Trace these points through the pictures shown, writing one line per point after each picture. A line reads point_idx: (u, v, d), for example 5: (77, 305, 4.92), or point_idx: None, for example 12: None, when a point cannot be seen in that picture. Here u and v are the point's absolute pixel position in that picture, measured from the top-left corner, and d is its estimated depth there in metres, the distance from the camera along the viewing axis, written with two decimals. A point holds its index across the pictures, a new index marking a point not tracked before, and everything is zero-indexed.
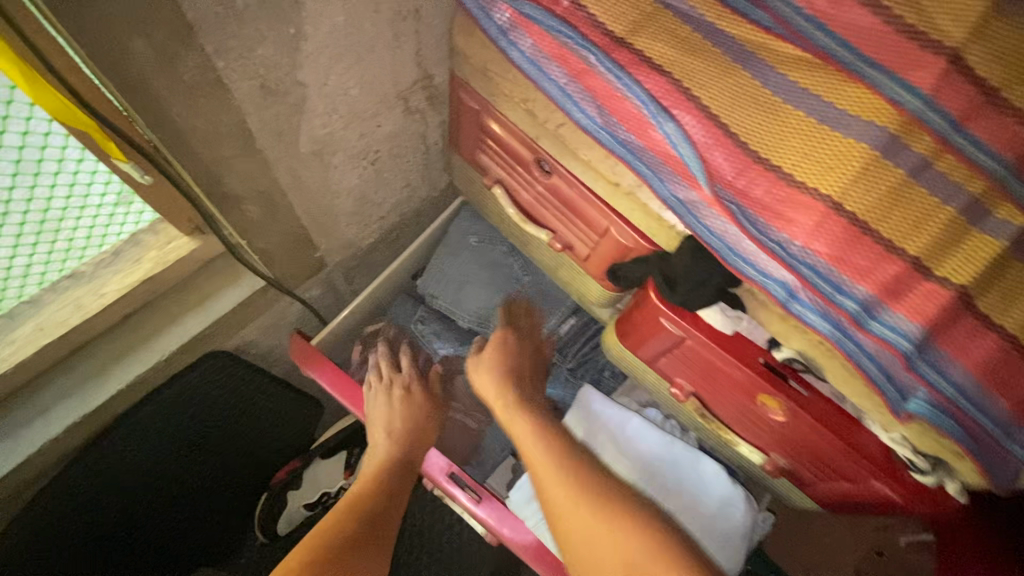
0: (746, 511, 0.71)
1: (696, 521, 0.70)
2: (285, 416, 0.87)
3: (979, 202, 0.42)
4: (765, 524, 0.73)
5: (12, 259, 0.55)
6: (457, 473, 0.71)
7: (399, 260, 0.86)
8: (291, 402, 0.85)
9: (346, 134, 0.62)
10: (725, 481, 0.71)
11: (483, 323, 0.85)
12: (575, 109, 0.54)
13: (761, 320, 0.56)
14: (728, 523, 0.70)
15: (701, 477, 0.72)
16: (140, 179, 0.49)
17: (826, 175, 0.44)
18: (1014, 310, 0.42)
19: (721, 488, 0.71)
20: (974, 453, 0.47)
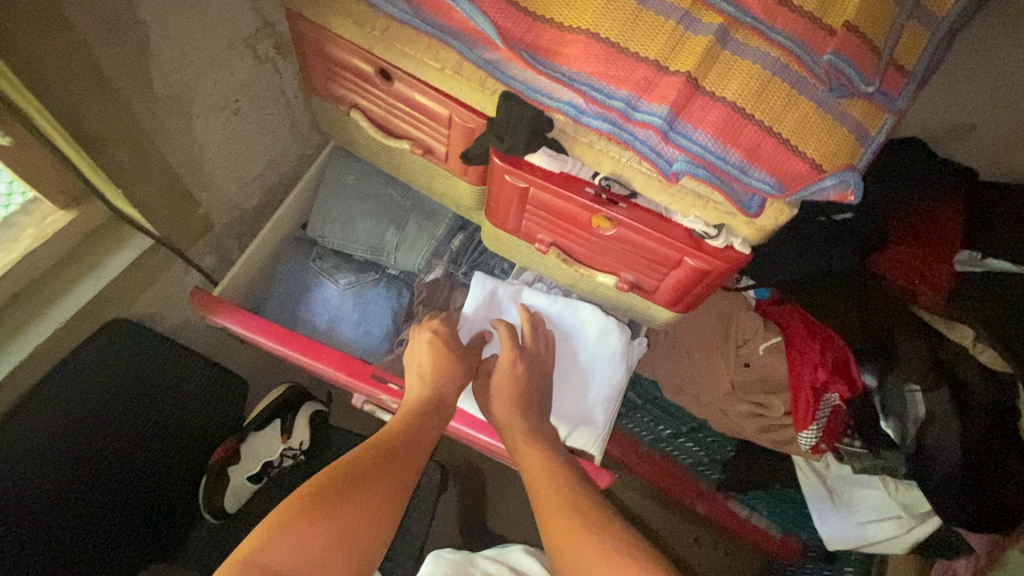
0: (622, 338, 0.87)
1: (579, 355, 0.87)
2: (214, 383, 0.99)
3: (689, 14, 0.58)
4: (641, 347, 0.90)
5: None
6: (378, 375, 0.85)
7: (288, 203, 0.95)
8: (211, 374, 0.98)
9: (201, 81, 0.74)
10: (600, 317, 0.87)
11: (377, 251, 0.95)
12: (390, 9, 0.64)
13: (578, 155, 0.68)
14: (606, 348, 0.87)
15: (581, 319, 0.87)
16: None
17: (585, 15, 0.59)
18: (728, 83, 0.57)
19: (598, 323, 0.87)
20: (729, 197, 0.59)
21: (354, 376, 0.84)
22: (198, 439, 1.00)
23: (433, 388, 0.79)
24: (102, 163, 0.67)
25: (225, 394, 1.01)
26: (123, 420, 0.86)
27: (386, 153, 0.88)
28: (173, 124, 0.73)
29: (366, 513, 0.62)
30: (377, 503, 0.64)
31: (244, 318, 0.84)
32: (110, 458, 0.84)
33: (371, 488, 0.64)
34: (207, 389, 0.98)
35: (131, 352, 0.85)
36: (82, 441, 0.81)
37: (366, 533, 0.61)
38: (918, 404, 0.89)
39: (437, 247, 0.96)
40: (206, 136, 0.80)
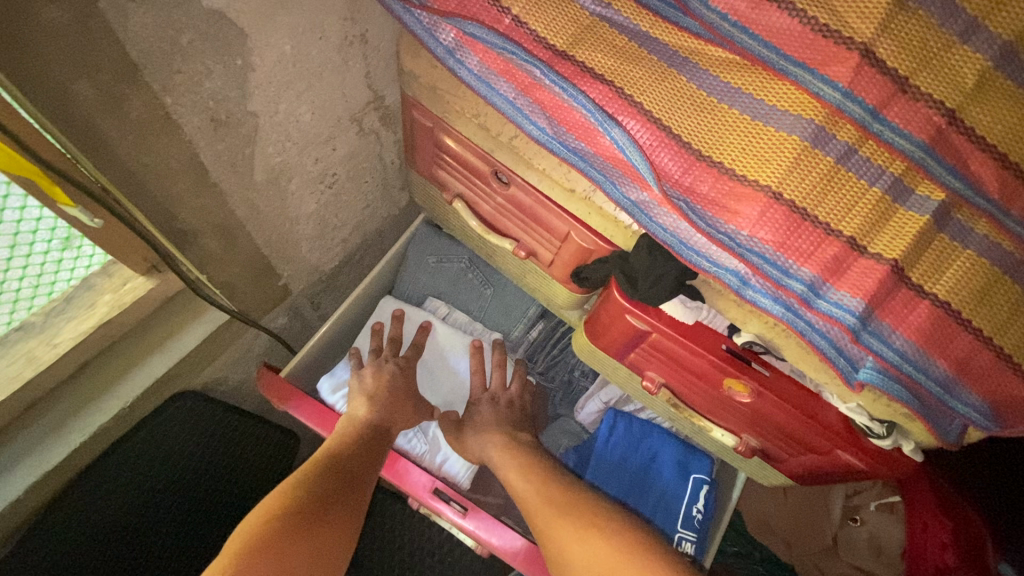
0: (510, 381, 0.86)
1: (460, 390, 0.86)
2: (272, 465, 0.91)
3: (900, 181, 0.46)
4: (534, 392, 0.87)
5: None
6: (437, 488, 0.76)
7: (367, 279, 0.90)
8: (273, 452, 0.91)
9: (302, 160, 0.67)
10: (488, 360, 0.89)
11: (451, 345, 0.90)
12: (526, 122, 0.55)
13: (719, 308, 0.57)
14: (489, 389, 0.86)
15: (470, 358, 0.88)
16: (91, 221, 0.50)
17: (764, 167, 0.48)
18: (943, 278, 0.45)
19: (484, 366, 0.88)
20: (920, 412, 0.49)
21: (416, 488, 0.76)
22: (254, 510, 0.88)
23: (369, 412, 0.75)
24: (192, 253, 0.61)
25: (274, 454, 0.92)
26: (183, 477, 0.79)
27: (481, 242, 0.81)
28: (268, 206, 0.67)
29: (323, 550, 0.57)
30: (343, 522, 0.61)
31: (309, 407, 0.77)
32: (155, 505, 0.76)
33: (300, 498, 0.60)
34: (257, 451, 0.89)
35: (212, 421, 0.82)
36: (148, 475, 0.75)
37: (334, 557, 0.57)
38: None
39: (516, 340, 0.91)
40: (299, 212, 0.74)
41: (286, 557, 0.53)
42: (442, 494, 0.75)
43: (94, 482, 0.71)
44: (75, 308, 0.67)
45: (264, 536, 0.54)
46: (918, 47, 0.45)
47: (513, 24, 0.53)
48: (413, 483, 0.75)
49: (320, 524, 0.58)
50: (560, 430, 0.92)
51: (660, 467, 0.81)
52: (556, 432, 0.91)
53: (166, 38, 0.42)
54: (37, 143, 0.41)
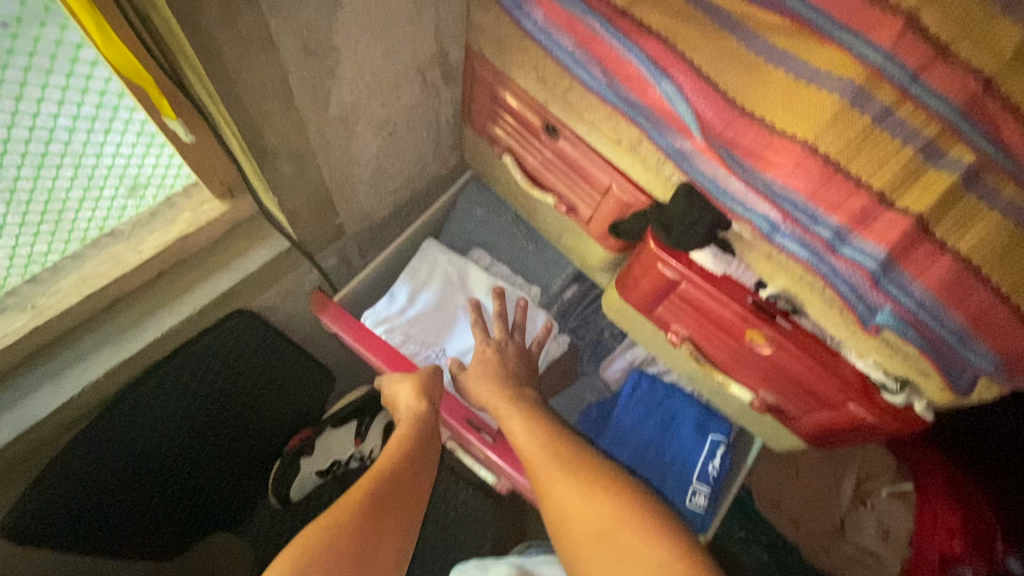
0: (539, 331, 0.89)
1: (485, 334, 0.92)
2: (301, 385, 1.02)
3: (932, 143, 0.49)
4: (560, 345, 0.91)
5: (65, 205, 0.69)
6: (473, 420, 0.84)
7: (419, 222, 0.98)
8: (307, 375, 1.02)
9: (370, 102, 0.74)
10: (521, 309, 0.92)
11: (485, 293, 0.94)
12: (582, 74, 0.60)
13: (749, 262, 0.61)
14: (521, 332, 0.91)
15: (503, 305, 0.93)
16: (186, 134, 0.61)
17: (804, 122, 0.51)
18: (967, 235, 0.48)
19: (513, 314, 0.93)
20: (936, 363, 0.51)
21: (455, 418, 0.84)
22: (278, 419, 1.03)
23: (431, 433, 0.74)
24: (268, 173, 0.68)
25: (312, 379, 1.03)
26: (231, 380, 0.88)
27: (525, 199, 0.85)
28: (337, 143, 0.73)
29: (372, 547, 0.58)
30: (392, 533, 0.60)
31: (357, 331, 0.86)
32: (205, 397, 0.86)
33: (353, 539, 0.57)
34: (295, 377, 1.00)
35: (271, 341, 0.90)
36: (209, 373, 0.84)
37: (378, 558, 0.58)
38: None
39: (551, 296, 0.94)
40: (361, 154, 0.80)
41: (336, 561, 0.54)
42: (478, 424, 0.83)
43: (170, 369, 0.79)
44: (159, 222, 0.76)
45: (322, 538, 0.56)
46: (962, 18, 0.47)
47: None
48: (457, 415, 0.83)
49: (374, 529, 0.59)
50: (585, 385, 1.02)
51: (678, 426, 0.86)
52: (581, 387, 1.02)
53: None
54: None
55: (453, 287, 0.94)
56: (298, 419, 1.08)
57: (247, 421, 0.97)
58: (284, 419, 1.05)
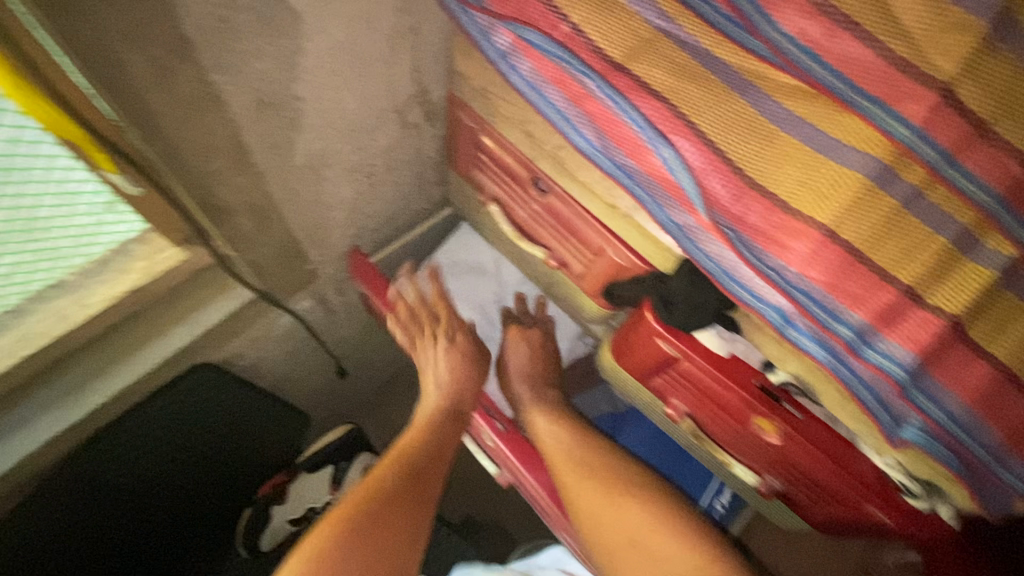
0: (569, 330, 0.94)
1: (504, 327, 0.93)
2: (277, 432, 0.97)
3: (969, 233, 0.43)
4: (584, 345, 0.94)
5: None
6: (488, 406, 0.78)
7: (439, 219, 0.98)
8: (282, 421, 0.97)
9: (342, 147, 0.67)
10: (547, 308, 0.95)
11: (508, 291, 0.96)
12: (574, 134, 0.54)
13: (756, 342, 0.54)
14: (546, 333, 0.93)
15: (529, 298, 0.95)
16: (131, 189, 0.50)
17: (821, 203, 0.45)
18: (1006, 340, 0.42)
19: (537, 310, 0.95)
20: (964, 478, 0.45)
21: (469, 398, 0.78)
22: (255, 465, 0.98)
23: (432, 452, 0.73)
24: (224, 229, 0.61)
25: (286, 423, 0.98)
26: (196, 434, 0.83)
27: (512, 246, 0.79)
28: (304, 192, 0.67)
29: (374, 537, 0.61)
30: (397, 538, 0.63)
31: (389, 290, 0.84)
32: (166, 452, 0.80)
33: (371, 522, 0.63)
34: (268, 423, 0.94)
35: (241, 390, 0.85)
36: (171, 428, 0.78)
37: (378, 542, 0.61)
38: None
39: None
40: (333, 199, 0.74)
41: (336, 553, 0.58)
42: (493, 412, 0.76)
43: (130, 425, 0.73)
44: (110, 273, 0.68)
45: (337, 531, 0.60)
46: (1003, 94, 0.42)
47: (570, 32, 0.51)
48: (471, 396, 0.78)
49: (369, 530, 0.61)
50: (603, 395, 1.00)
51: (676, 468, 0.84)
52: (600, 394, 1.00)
53: (220, 16, 0.43)
54: (86, 109, 0.42)
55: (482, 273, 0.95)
56: (274, 462, 1.02)
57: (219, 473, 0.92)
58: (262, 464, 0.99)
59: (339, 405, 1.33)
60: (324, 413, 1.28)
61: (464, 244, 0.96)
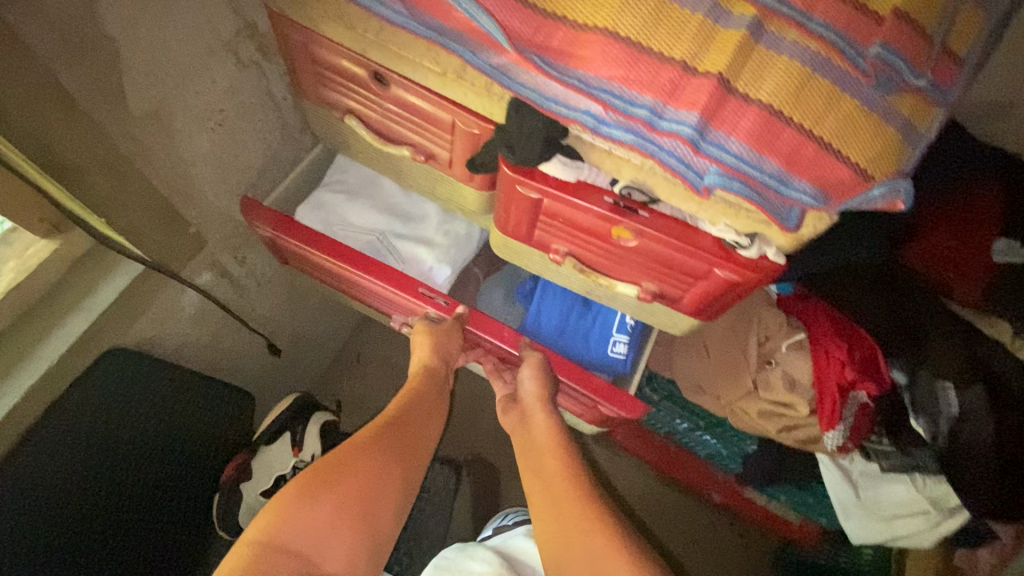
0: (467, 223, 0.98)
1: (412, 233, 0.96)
2: (221, 411, 0.99)
3: (718, 6, 0.52)
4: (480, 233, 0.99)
5: None
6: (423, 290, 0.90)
7: (307, 160, 0.98)
8: (223, 397, 0.99)
9: (182, 93, 0.68)
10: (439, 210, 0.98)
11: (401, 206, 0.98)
12: (385, 10, 0.57)
13: (595, 162, 0.62)
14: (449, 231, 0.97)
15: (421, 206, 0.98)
16: None
17: (601, 10, 0.52)
18: (763, 84, 0.52)
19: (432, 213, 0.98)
20: (765, 210, 0.54)
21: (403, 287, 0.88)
22: (144, 421, 0.86)
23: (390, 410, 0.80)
24: (80, 192, 0.61)
25: (110, 376, 0.77)
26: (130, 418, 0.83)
27: (384, 159, 0.83)
28: (156, 144, 0.68)
29: (341, 500, 0.67)
30: (363, 484, 0.69)
31: (297, 231, 0.86)
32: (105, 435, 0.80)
33: (361, 472, 0.70)
34: (84, 427, 0.76)
35: (163, 370, 0.86)
36: (103, 413, 0.78)
37: (363, 494, 0.69)
38: (952, 401, 0.85)
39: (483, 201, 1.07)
40: (192, 153, 0.74)
41: (304, 517, 0.64)
42: (427, 290, 0.89)
43: (61, 415, 0.73)
44: None
45: (307, 483, 0.67)
46: None
47: None
48: (399, 283, 0.85)
49: (341, 477, 0.68)
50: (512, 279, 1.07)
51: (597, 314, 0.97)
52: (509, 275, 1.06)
53: None
54: None
55: (392, 207, 0.97)
56: (223, 446, 1.02)
57: (141, 467, 0.86)
58: (190, 428, 0.94)
59: (283, 383, 1.34)
60: (270, 394, 1.30)
61: (342, 172, 0.98)
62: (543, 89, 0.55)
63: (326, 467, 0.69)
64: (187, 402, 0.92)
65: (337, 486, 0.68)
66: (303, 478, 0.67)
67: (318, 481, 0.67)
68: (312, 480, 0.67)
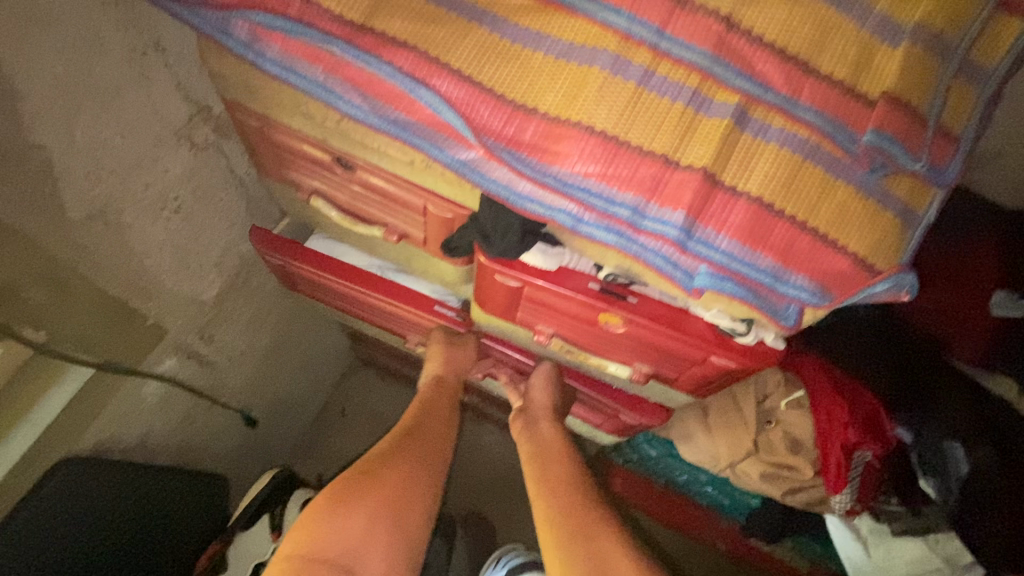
0: None
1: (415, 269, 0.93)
2: (184, 500, 0.94)
3: (699, 93, 0.49)
4: None
5: None
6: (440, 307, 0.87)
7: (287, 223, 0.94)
8: (185, 484, 0.94)
9: (130, 189, 0.63)
10: None
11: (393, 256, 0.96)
12: (343, 103, 0.53)
13: (577, 249, 0.58)
14: None
15: None
16: None
17: (574, 102, 0.49)
18: (751, 175, 0.48)
19: None
20: (760, 305, 0.51)
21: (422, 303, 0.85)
22: (100, 538, 0.78)
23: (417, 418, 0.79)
24: (14, 310, 0.55)
25: (47, 506, 0.69)
26: (92, 530, 0.76)
27: (355, 234, 0.79)
28: (103, 246, 0.63)
29: (381, 507, 0.65)
30: (400, 493, 0.67)
31: (309, 254, 0.83)
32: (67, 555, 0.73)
33: (399, 478, 0.68)
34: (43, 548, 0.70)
35: (127, 470, 0.81)
36: (63, 530, 0.72)
37: (402, 503, 0.67)
38: (961, 460, 0.80)
39: None
40: (146, 245, 0.69)
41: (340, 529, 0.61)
42: (445, 307, 0.87)
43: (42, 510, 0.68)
44: None
45: (340, 493, 0.65)
46: None
47: (303, 7, 0.52)
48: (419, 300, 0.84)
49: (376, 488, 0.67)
50: None
51: None
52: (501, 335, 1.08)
53: None
54: None
55: None
56: (192, 536, 0.97)
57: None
58: (153, 528, 0.88)
59: (262, 452, 1.27)
60: (249, 464, 1.23)
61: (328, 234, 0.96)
62: (517, 185, 0.51)
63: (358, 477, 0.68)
64: (148, 501, 0.86)
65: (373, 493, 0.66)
66: (335, 489, 0.66)
67: (354, 486, 0.66)
68: (349, 485, 0.66)
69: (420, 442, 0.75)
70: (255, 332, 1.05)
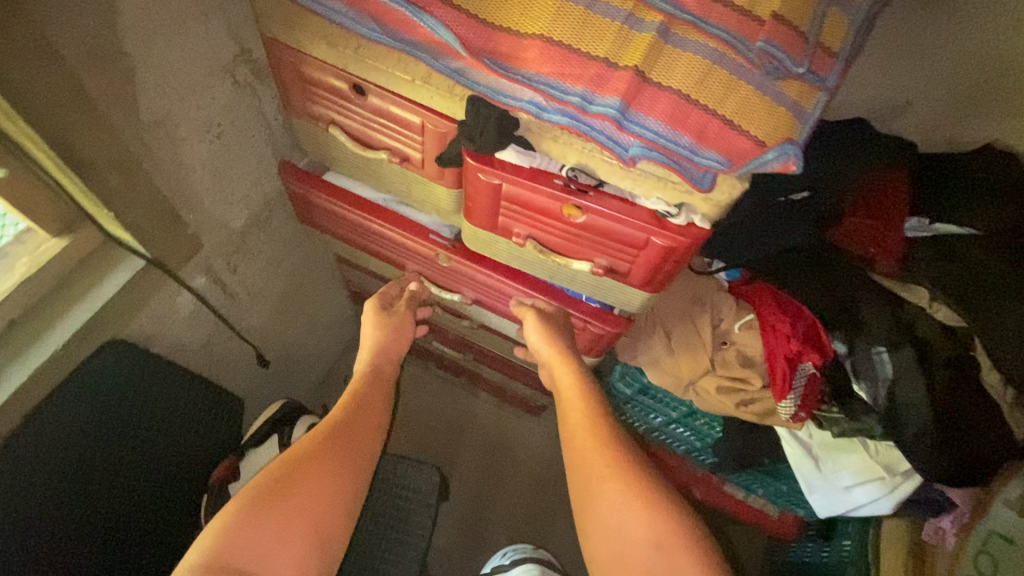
0: None
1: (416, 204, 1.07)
2: (209, 415, 1.04)
3: (633, 15, 0.64)
4: None
5: None
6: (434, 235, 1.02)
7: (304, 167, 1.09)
8: (212, 396, 1.04)
9: (185, 108, 0.78)
10: None
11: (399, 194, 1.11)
12: (361, 29, 0.69)
13: (545, 151, 0.73)
14: None
15: None
16: None
17: (538, 21, 0.65)
18: (673, 74, 0.63)
19: None
20: (683, 177, 0.65)
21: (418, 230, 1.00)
22: (118, 452, 0.89)
23: (340, 420, 0.87)
24: (93, 185, 0.70)
25: (72, 413, 0.81)
26: (111, 441, 0.88)
27: (364, 164, 0.93)
28: (160, 150, 0.78)
29: (296, 513, 0.72)
30: (311, 501, 0.74)
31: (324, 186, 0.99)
32: (86, 464, 0.84)
33: (313, 480, 0.76)
34: (66, 447, 0.81)
35: (156, 377, 0.92)
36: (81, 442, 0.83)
37: (318, 512, 0.74)
38: (886, 365, 0.94)
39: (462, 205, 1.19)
40: (191, 160, 0.84)
41: (250, 534, 0.68)
42: (438, 236, 1.01)
43: (59, 425, 0.80)
44: None
45: (262, 491, 0.72)
46: None
47: None
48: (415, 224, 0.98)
49: (295, 491, 0.74)
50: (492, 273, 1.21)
51: None
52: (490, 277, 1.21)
53: None
54: None
55: None
56: (212, 448, 1.06)
57: (129, 487, 0.91)
58: (178, 442, 0.99)
59: (271, 396, 1.39)
60: (259, 404, 1.34)
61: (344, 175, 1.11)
62: (495, 85, 0.66)
63: (275, 477, 0.74)
64: (170, 414, 0.97)
65: (288, 496, 0.73)
66: (257, 486, 0.73)
67: (275, 487, 0.73)
68: (267, 488, 0.72)
69: (341, 445, 0.82)
70: (271, 272, 1.19)
